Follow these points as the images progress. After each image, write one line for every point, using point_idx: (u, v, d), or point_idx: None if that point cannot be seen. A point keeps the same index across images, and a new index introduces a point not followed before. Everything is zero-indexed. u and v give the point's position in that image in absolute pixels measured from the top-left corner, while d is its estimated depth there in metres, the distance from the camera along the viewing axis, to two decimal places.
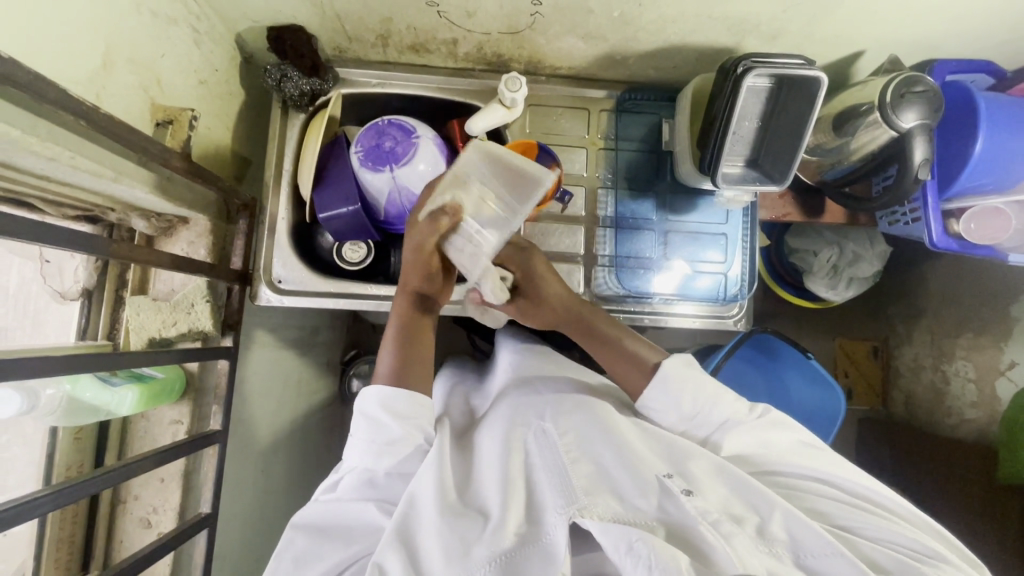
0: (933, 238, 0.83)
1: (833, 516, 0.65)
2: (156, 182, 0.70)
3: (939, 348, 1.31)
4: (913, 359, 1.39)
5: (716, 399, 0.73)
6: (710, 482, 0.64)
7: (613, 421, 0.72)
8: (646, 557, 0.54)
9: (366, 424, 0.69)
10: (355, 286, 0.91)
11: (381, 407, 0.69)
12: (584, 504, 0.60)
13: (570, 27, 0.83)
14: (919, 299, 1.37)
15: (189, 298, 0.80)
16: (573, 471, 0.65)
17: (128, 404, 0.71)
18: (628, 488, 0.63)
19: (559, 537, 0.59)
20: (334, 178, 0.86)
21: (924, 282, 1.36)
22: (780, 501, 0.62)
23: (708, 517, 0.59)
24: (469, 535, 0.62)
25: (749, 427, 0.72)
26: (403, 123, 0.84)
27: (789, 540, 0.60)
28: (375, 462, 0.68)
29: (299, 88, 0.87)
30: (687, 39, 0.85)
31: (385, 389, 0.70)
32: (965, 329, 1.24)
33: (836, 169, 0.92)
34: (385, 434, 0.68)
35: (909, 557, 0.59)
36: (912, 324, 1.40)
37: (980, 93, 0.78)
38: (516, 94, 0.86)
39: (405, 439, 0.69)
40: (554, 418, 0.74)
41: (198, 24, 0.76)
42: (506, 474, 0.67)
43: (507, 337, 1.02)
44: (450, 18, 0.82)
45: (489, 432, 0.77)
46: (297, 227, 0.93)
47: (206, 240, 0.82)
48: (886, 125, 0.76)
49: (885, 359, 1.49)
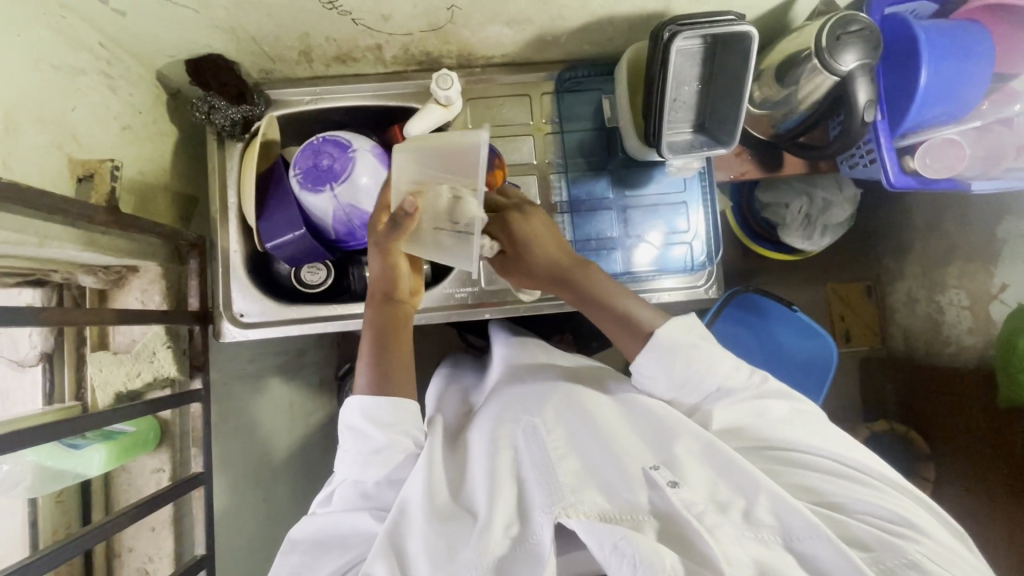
0: (889, 178, 0.79)
1: (819, 484, 0.65)
2: (88, 239, 0.69)
3: (932, 279, 1.31)
4: (906, 294, 1.40)
5: (710, 366, 0.71)
6: (698, 473, 0.65)
7: (596, 414, 0.74)
8: (631, 555, 0.54)
9: (351, 436, 0.70)
10: (317, 308, 0.91)
11: (364, 417, 0.69)
12: (570, 502, 0.61)
13: (491, 14, 0.79)
14: (906, 235, 1.37)
15: (149, 346, 0.79)
16: (560, 468, 0.66)
17: (97, 464, 0.70)
18: (616, 482, 0.64)
19: (544, 536, 0.60)
20: (277, 205, 0.84)
21: (910, 218, 1.35)
22: (766, 483, 0.61)
23: (693, 509, 0.59)
24: (457, 540, 0.63)
25: (744, 395, 0.72)
26: (338, 139, 0.83)
27: (776, 523, 0.60)
28: (363, 472, 0.70)
29: (228, 117, 0.85)
30: (614, 10, 0.81)
31: (367, 400, 0.69)
32: (954, 258, 1.25)
33: (789, 119, 0.88)
34: (369, 444, 0.69)
35: (888, 534, 0.59)
36: (904, 256, 1.40)
37: (918, 24, 0.74)
38: (449, 91, 0.86)
39: (390, 446, 0.70)
40: (543, 413, 0.75)
41: (109, 69, 0.75)
42: (493, 473, 0.68)
43: (501, 329, 1.02)
44: (367, 24, 0.78)
45: (478, 431, 0.77)
46: (253, 258, 0.92)
47: (159, 285, 0.82)
48: (827, 71, 0.74)
49: (879, 299, 1.49)
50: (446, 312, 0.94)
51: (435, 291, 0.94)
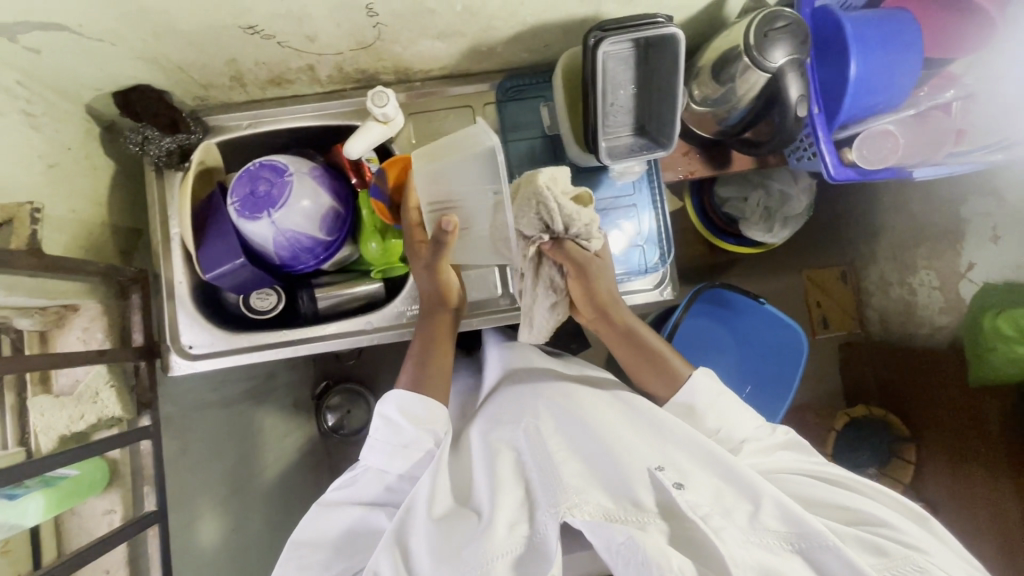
0: (830, 170, 0.78)
1: (795, 488, 0.72)
2: (13, 284, 0.67)
3: (903, 261, 1.32)
4: (879, 277, 1.40)
5: (740, 417, 0.79)
6: (700, 475, 0.68)
7: (600, 415, 0.76)
8: (641, 557, 0.60)
9: (384, 427, 0.75)
10: (266, 335, 0.89)
11: (399, 411, 0.75)
12: (575, 503, 0.64)
13: (420, 29, 0.78)
14: (875, 218, 1.38)
15: (92, 387, 0.78)
16: (567, 471, 0.69)
17: (33, 513, 0.68)
18: (623, 484, 0.67)
19: (550, 534, 0.64)
20: (215, 234, 0.83)
21: (877, 203, 1.36)
22: (769, 488, 0.65)
23: (697, 510, 0.63)
24: (469, 537, 0.67)
25: (768, 444, 0.78)
26: (274, 164, 0.82)
27: (781, 528, 0.63)
28: (390, 464, 0.74)
29: (163, 147, 0.84)
30: (545, 18, 0.80)
31: (404, 395, 0.76)
32: (922, 241, 1.27)
33: (732, 116, 0.87)
34: (402, 438, 0.74)
35: (899, 543, 0.64)
36: (876, 240, 1.40)
37: (845, 17, 0.74)
38: (385, 108, 0.84)
39: (418, 440, 0.74)
40: (547, 418, 0.77)
41: (31, 107, 0.73)
42: (502, 479, 0.71)
43: (495, 332, 1.01)
44: (293, 46, 0.77)
45: (484, 434, 0.79)
46: (201, 288, 0.90)
47: (100, 323, 0.80)
48: (756, 67, 0.73)
49: (853, 283, 1.49)
50: (397, 332, 0.91)
51: (387, 309, 0.91)
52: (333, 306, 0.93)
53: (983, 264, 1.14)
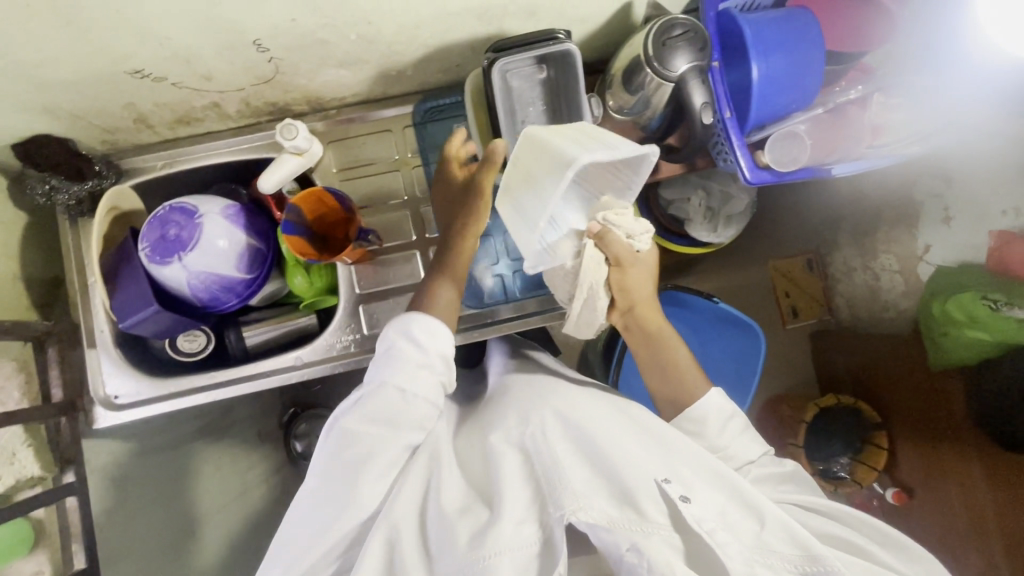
0: (745, 174, 0.76)
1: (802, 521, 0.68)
2: None
3: (864, 246, 1.30)
4: (844, 264, 1.37)
5: (746, 440, 0.76)
6: (705, 491, 0.63)
7: (600, 415, 0.71)
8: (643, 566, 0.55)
9: (393, 355, 0.67)
10: (193, 377, 0.87)
11: (408, 338, 0.68)
12: (578, 505, 0.59)
13: (318, 60, 0.77)
14: (834, 205, 1.36)
15: (7, 447, 0.77)
16: (570, 473, 0.63)
17: None
18: (633, 488, 0.61)
19: (557, 537, 0.58)
20: (127, 280, 0.80)
21: (830, 190, 1.34)
22: (775, 512, 0.61)
23: (703, 525, 0.58)
24: (471, 532, 0.60)
25: (773, 471, 0.75)
26: (184, 206, 0.80)
27: (790, 554, 0.59)
28: (403, 390, 0.66)
29: (73, 195, 0.83)
30: (447, 39, 0.79)
31: (416, 315, 0.69)
32: (879, 224, 1.25)
33: (651, 123, 0.83)
34: (420, 363, 0.67)
35: None
36: (837, 227, 1.38)
37: (744, 20, 0.74)
38: (295, 141, 0.82)
39: (432, 370, 0.68)
40: (552, 413, 0.71)
41: None
42: (503, 478, 0.65)
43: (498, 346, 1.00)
44: (190, 86, 0.75)
45: (482, 434, 0.73)
46: (127, 335, 0.88)
47: (15, 380, 0.79)
48: (658, 76, 0.73)
49: (820, 270, 1.45)
50: (329, 365, 0.89)
51: (318, 341, 0.89)
52: (265, 342, 0.92)
53: (939, 244, 1.11)
